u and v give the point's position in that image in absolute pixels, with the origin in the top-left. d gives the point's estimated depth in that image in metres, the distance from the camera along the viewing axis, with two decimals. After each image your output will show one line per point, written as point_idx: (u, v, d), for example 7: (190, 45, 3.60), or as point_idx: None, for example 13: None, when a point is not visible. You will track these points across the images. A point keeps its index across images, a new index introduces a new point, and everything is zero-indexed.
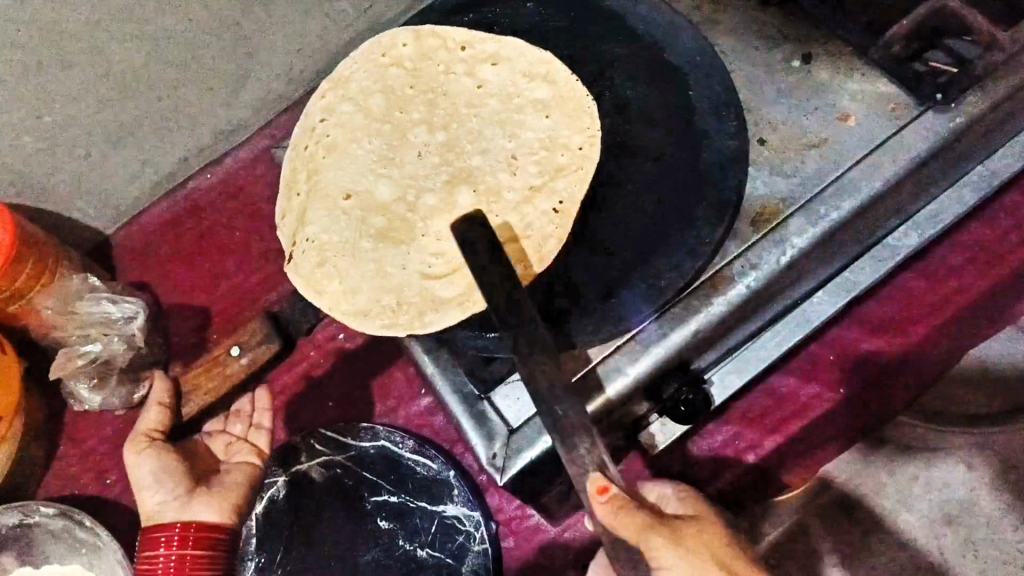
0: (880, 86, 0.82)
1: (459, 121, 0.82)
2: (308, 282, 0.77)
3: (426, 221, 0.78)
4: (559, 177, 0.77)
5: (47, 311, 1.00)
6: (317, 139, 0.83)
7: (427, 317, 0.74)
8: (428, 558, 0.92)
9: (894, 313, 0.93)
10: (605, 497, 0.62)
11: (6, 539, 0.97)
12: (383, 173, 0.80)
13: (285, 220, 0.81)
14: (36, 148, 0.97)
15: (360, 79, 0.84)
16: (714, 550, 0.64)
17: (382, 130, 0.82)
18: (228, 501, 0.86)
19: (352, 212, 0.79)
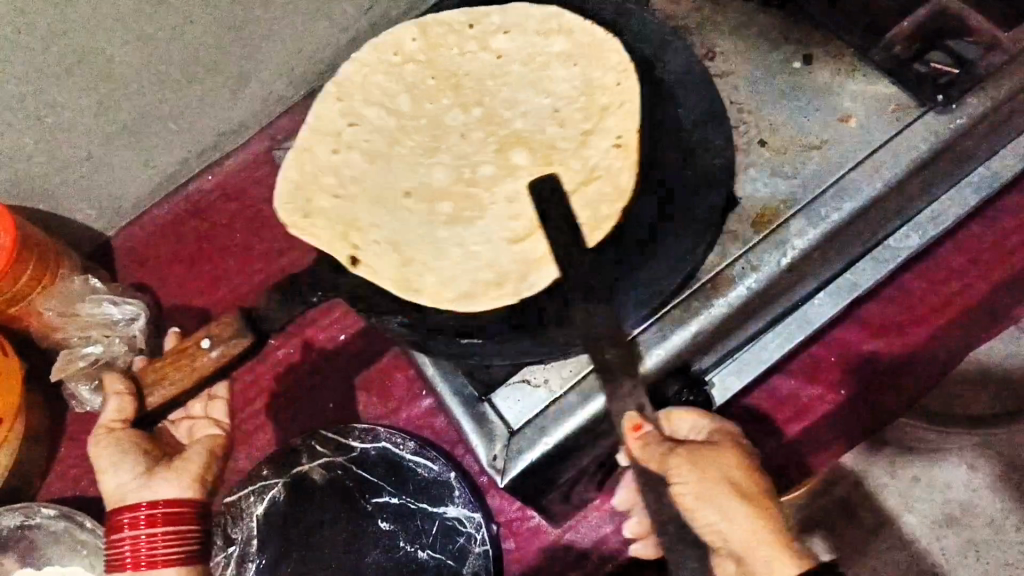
0: (881, 87, 0.82)
1: (486, 96, 0.88)
2: (399, 280, 0.75)
3: (491, 189, 0.81)
4: (606, 118, 0.81)
5: (49, 314, 1.00)
6: (348, 143, 0.85)
7: (529, 275, 0.73)
8: (428, 560, 0.92)
9: (895, 314, 0.93)
10: (639, 433, 0.65)
11: (7, 540, 0.97)
12: (430, 160, 0.85)
13: (326, 220, 0.78)
14: (37, 150, 0.97)
15: (374, 80, 0.89)
16: (726, 471, 0.66)
17: (418, 125, 0.87)
18: (186, 474, 0.79)
19: (416, 205, 0.81)
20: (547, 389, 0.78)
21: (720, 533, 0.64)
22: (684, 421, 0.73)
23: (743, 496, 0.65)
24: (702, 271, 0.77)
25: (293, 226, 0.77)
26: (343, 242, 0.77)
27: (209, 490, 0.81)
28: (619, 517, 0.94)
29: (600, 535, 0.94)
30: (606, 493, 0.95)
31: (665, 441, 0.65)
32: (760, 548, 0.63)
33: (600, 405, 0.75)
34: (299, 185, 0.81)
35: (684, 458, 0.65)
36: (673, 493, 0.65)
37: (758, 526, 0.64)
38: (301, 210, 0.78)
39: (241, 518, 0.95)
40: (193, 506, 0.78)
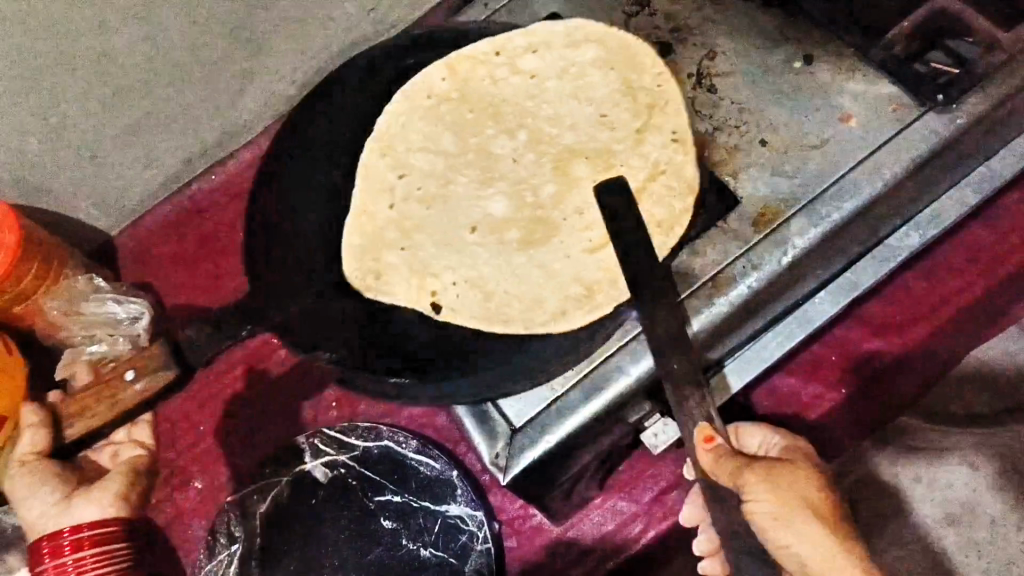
0: (881, 87, 0.82)
1: (527, 117, 0.84)
2: (487, 318, 0.76)
3: (559, 205, 0.79)
4: (657, 113, 0.81)
5: (53, 312, 1.00)
6: (404, 197, 0.83)
7: (619, 283, 0.74)
8: (431, 558, 0.92)
9: (895, 313, 0.93)
10: (710, 446, 0.64)
11: (12, 539, 0.98)
12: (485, 191, 0.82)
13: (401, 276, 0.79)
14: (41, 150, 0.97)
15: (414, 125, 0.85)
16: (802, 490, 0.64)
17: (467, 160, 0.83)
18: (113, 493, 0.94)
19: (485, 241, 0.79)
20: (548, 387, 0.78)
21: (791, 552, 0.62)
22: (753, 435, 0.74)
23: (822, 517, 0.63)
24: (703, 270, 0.77)
25: (368, 288, 0.79)
26: (421, 292, 0.78)
27: (133, 506, 0.95)
28: (620, 515, 0.95)
29: (602, 534, 0.94)
30: (607, 491, 0.95)
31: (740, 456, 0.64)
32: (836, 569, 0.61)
33: (600, 404, 0.76)
34: (365, 250, 0.81)
35: (759, 473, 0.63)
36: (746, 510, 0.63)
37: (837, 547, 0.62)
38: (373, 272, 0.80)
39: (244, 515, 0.96)
40: (119, 523, 0.92)
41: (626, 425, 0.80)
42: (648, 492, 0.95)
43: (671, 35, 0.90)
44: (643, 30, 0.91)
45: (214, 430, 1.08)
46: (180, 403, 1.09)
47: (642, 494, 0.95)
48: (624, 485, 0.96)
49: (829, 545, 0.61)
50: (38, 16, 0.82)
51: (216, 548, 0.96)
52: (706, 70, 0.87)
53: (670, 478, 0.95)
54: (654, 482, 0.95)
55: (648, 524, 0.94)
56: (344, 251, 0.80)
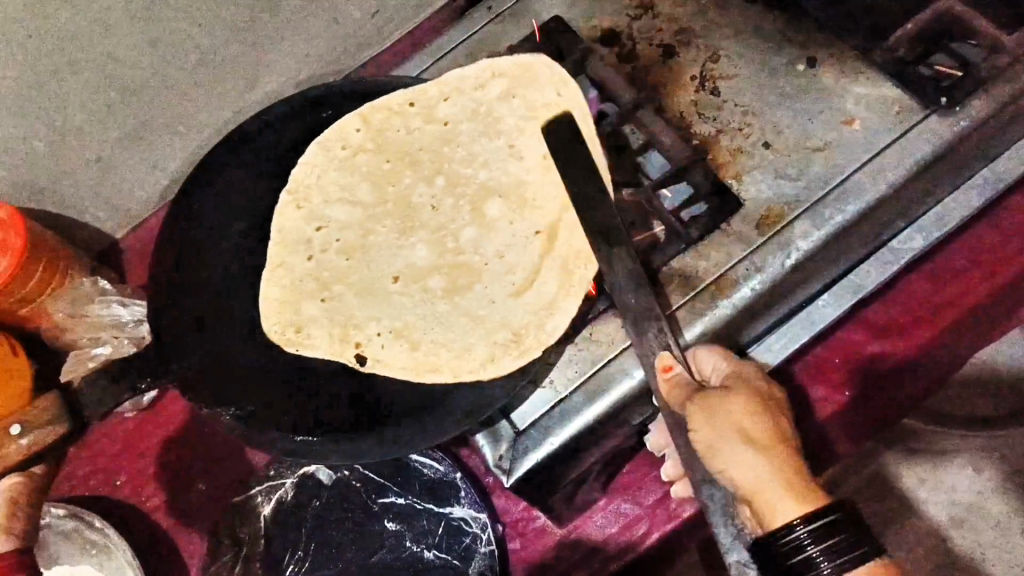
0: (884, 90, 0.82)
1: (442, 165, 0.85)
2: (416, 367, 0.76)
3: (479, 248, 0.81)
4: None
5: (59, 314, 1.01)
6: (322, 248, 0.84)
7: (548, 323, 0.76)
8: (435, 560, 0.92)
9: (899, 315, 0.93)
10: (668, 376, 0.67)
11: None
12: (406, 240, 0.83)
13: (321, 327, 0.79)
14: (47, 152, 0.98)
15: (330, 176, 0.85)
16: (747, 417, 0.65)
17: (386, 211, 0.84)
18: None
19: (407, 290, 0.81)
20: (553, 390, 0.79)
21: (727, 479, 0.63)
22: (710, 360, 0.73)
23: (762, 443, 0.64)
24: (705, 272, 0.77)
25: (288, 343, 0.78)
26: (345, 343, 0.78)
27: (19, 538, 0.91)
28: (624, 517, 0.94)
29: (604, 537, 0.94)
30: (611, 493, 0.95)
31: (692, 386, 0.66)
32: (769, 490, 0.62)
33: (605, 406, 0.77)
34: (283, 303, 0.80)
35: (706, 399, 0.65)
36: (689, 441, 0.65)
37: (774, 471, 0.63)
38: (292, 325, 0.79)
39: (249, 517, 0.98)
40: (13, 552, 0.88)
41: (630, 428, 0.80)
42: (651, 494, 0.94)
43: (675, 37, 0.90)
44: (646, 33, 0.91)
45: (216, 434, 1.08)
46: (186, 409, 1.10)
47: (646, 496, 0.95)
48: (628, 487, 0.95)
49: (765, 470, 0.62)
50: (45, 21, 0.83)
51: (219, 552, 0.96)
52: (711, 72, 0.87)
53: None
54: (659, 484, 0.95)
55: (654, 526, 0.93)
56: (264, 305, 0.79)
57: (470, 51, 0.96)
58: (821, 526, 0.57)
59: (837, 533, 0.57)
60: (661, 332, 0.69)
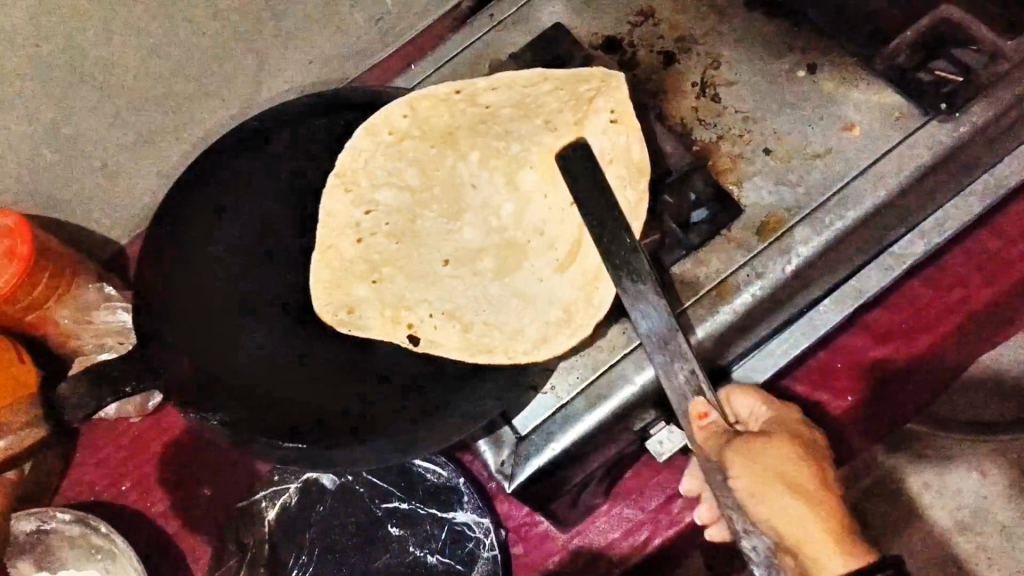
0: (885, 96, 0.82)
1: (478, 140, 0.82)
2: (469, 349, 0.76)
3: (520, 223, 0.81)
4: (595, 100, 0.77)
5: (64, 321, 1.03)
6: (371, 232, 0.83)
7: (594, 300, 0.75)
8: (438, 565, 0.93)
9: (902, 320, 0.93)
10: (703, 423, 0.67)
11: (24, 544, 0.99)
12: (453, 221, 0.83)
13: (372, 308, 0.81)
14: (54, 159, 0.99)
15: (378, 161, 0.84)
16: (777, 462, 0.67)
17: (434, 196, 0.84)
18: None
19: (458, 273, 0.81)
20: (554, 395, 0.79)
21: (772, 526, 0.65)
22: (744, 404, 0.76)
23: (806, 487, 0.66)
24: (707, 277, 0.78)
25: (342, 323, 0.80)
26: (397, 325, 0.80)
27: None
28: (627, 522, 0.95)
29: (607, 541, 0.94)
30: (614, 497, 0.95)
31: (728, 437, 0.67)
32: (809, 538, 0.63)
33: (606, 412, 0.77)
34: (331, 285, 0.81)
35: (740, 452, 0.66)
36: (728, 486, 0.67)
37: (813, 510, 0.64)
38: (344, 306, 0.81)
39: (253, 522, 0.99)
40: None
41: (632, 433, 0.81)
42: (654, 499, 0.95)
43: (675, 44, 0.90)
44: (646, 40, 0.91)
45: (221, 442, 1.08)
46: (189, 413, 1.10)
47: (649, 500, 0.95)
48: (631, 492, 0.96)
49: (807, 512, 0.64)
50: (50, 31, 0.84)
51: (225, 555, 1.00)
52: (711, 79, 0.87)
53: (676, 485, 0.95)
54: (663, 489, 0.95)
55: (656, 531, 0.94)
56: (313, 286, 0.81)
57: (471, 59, 0.96)
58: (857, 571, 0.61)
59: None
60: (692, 374, 0.67)
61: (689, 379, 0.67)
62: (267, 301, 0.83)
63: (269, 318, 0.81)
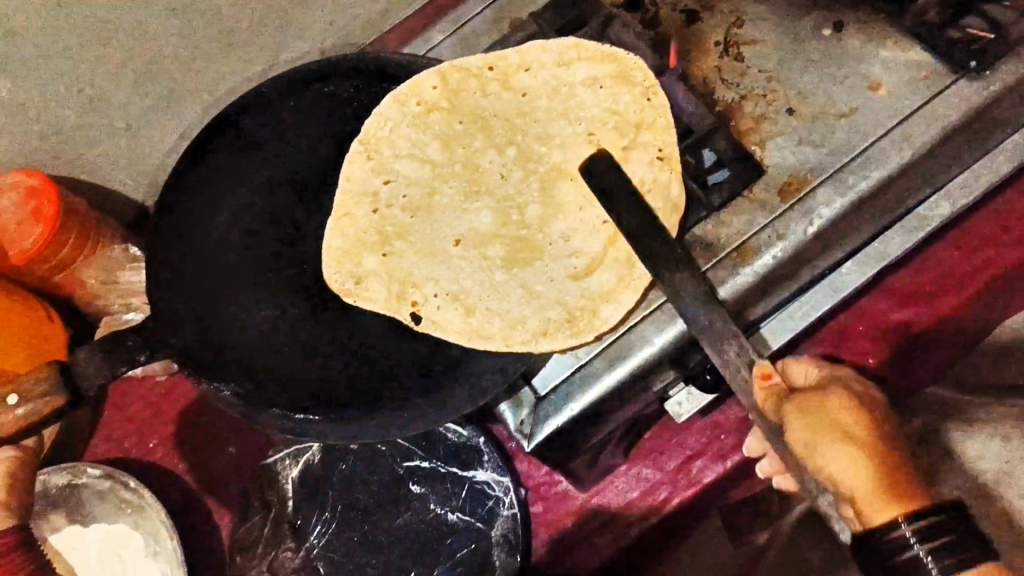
0: (912, 54, 0.81)
1: (515, 131, 0.81)
2: (468, 334, 0.76)
3: (546, 228, 0.78)
4: (642, 131, 0.78)
5: (91, 282, 1.05)
6: (388, 202, 0.82)
7: (603, 312, 0.74)
8: (458, 522, 0.95)
9: (926, 282, 0.93)
10: (767, 382, 0.63)
11: (57, 498, 1.03)
12: (469, 203, 0.80)
13: (379, 281, 0.79)
14: (76, 120, 1.00)
15: (402, 130, 0.83)
16: (836, 416, 0.65)
17: (454, 171, 0.81)
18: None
19: (468, 255, 0.79)
20: (574, 356, 0.79)
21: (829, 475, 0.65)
22: (800, 370, 0.74)
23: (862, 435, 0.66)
24: (728, 239, 0.78)
25: (349, 295, 0.79)
26: (401, 301, 0.78)
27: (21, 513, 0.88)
28: (646, 482, 0.95)
29: (626, 500, 0.95)
30: (633, 458, 0.96)
31: (788, 397, 0.64)
32: (859, 494, 0.62)
33: (624, 373, 0.77)
34: (345, 252, 0.81)
35: (796, 409, 0.64)
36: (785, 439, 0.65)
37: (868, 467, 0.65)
38: (353, 277, 0.80)
39: (277, 481, 1.01)
40: (9, 530, 0.85)
41: (651, 394, 0.81)
42: (673, 459, 0.95)
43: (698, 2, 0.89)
44: None
45: None
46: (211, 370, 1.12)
47: (668, 462, 0.95)
48: (650, 452, 0.96)
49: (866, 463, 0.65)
50: None
51: (251, 510, 1.02)
52: (734, 38, 0.86)
53: (695, 446, 0.96)
54: (681, 449, 0.96)
55: (674, 492, 0.94)
56: (325, 255, 0.81)
57: (491, 20, 0.95)
58: (931, 527, 0.57)
59: (952, 531, 0.57)
60: (743, 349, 0.63)
61: (740, 354, 0.63)
62: (289, 262, 0.83)
63: (292, 280, 0.82)
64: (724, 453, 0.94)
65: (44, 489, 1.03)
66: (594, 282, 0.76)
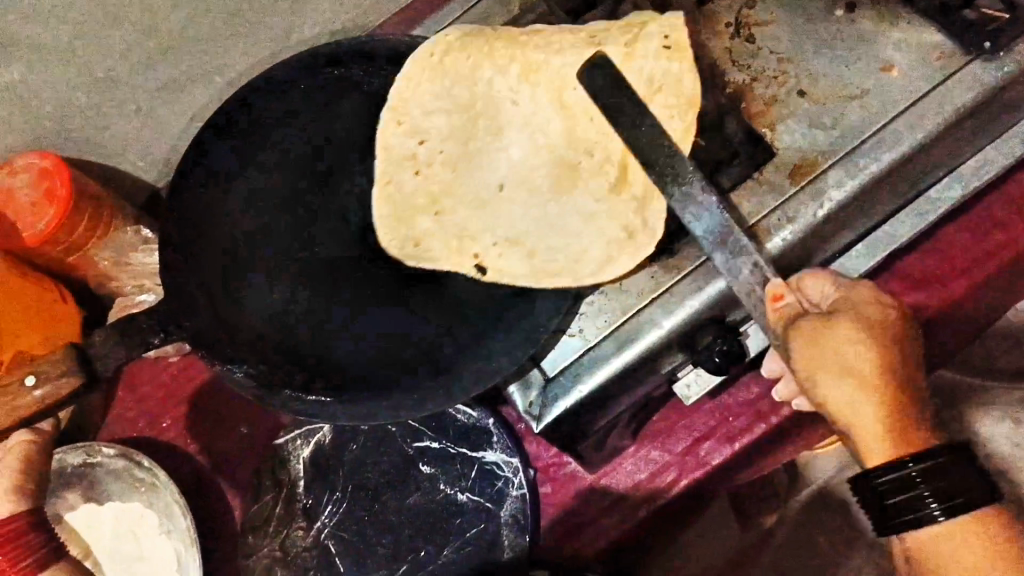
0: (925, 35, 0.80)
1: (520, 53, 0.76)
2: (534, 274, 0.77)
3: (574, 142, 0.77)
4: (643, 30, 0.72)
5: (104, 262, 1.06)
6: (427, 163, 0.82)
7: (651, 218, 0.73)
8: (467, 502, 0.96)
9: (937, 265, 0.92)
10: (777, 305, 0.66)
11: (71, 476, 1.05)
12: (504, 140, 0.79)
13: (438, 241, 0.82)
14: (88, 103, 1.01)
15: (425, 88, 0.80)
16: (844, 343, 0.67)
17: (481, 114, 0.80)
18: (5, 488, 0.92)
19: (515, 195, 0.80)
20: (582, 338, 0.79)
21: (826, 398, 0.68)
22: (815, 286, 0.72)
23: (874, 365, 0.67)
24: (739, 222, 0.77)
25: (410, 258, 0.82)
26: (463, 254, 0.81)
27: (33, 496, 0.94)
28: (654, 464, 0.96)
29: (634, 481, 0.95)
30: (641, 440, 0.96)
31: (805, 318, 0.66)
32: (866, 430, 0.66)
33: (633, 355, 0.77)
34: (396, 218, 0.83)
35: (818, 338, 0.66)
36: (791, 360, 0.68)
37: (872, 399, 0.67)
38: (410, 241, 0.83)
39: (288, 460, 1.02)
40: (22, 513, 0.90)
41: (659, 376, 0.81)
42: (681, 442, 0.96)
43: None
44: None
45: None
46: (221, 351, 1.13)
47: (676, 443, 0.96)
48: (659, 434, 0.97)
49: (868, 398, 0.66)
50: None
51: (262, 490, 1.02)
52: (746, 19, 0.84)
53: (704, 429, 0.95)
54: (688, 432, 0.96)
55: (682, 474, 0.94)
56: (376, 223, 0.83)
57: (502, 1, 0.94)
58: (925, 468, 0.64)
59: (957, 475, 0.64)
60: (756, 267, 0.67)
61: (753, 272, 0.67)
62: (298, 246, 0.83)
63: (302, 263, 0.83)
64: (733, 435, 0.94)
65: (60, 468, 1.05)
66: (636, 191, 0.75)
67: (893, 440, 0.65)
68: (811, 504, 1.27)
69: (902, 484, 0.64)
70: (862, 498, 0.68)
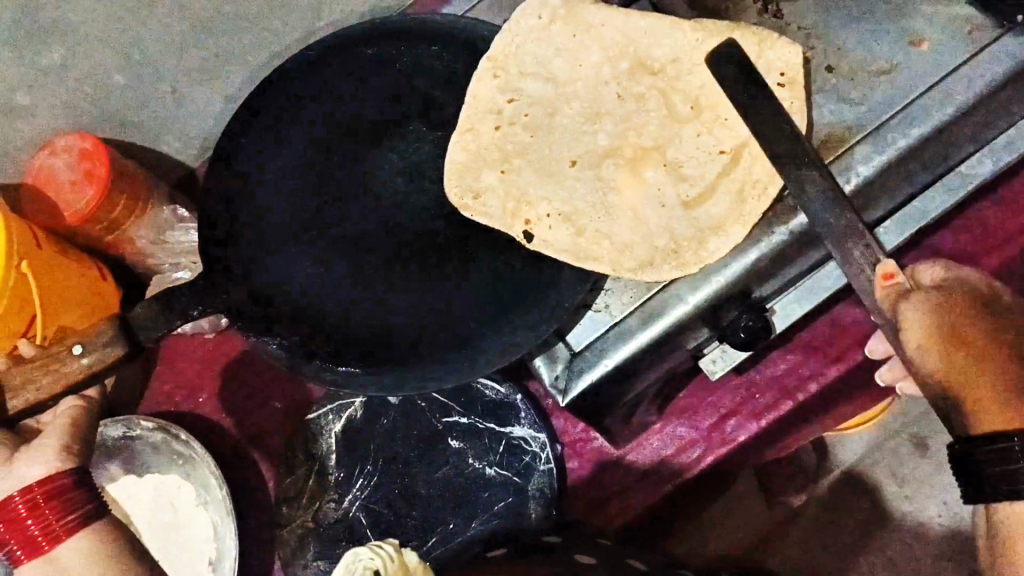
0: (957, 9, 0.79)
1: (632, 43, 0.78)
2: (577, 250, 0.77)
3: (662, 151, 0.77)
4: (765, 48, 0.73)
5: (141, 240, 1.09)
6: (512, 119, 0.82)
7: (710, 244, 0.74)
8: (496, 476, 0.98)
9: (967, 243, 0.92)
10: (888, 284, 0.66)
11: (113, 449, 1.07)
12: (592, 124, 0.79)
13: (497, 198, 0.80)
14: (127, 85, 1.04)
15: (528, 48, 0.81)
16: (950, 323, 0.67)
17: (576, 92, 0.80)
18: (53, 449, 0.88)
19: (583, 176, 0.79)
20: (608, 314, 0.79)
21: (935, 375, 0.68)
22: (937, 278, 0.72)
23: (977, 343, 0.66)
24: None
25: (465, 208, 0.80)
26: (515, 218, 0.79)
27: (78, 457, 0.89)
28: (681, 439, 0.97)
29: (660, 456, 0.97)
30: (668, 416, 0.97)
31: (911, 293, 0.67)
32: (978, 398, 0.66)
33: (658, 330, 0.77)
34: (464, 166, 0.81)
35: (923, 305, 0.67)
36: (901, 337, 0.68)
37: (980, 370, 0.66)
38: (471, 192, 0.80)
39: (320, 435, 1.04)
40: (67, 470, 0.86)
41: (684, 351, 0.81)
42: (708, 418, 0.96)
43: None
44: None
45: None
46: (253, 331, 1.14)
47: (702, 419, 0.97)
48: (684, 410, 0.97)
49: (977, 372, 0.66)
50: None
51: (295, 464, 1.04)
52: None
53: (730, 405, 0.96)
54: (715, 408, 0.96)
55: (708, 449, 0.95)
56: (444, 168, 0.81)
57: None
58: None
59: None
60: (867, 250, 0.67)
61: (865, 254, 0.67)
62: (334, 221, 0.84)
63: (331, 240, 0.84)
64: (758, 412, 0.94)
65: (101, 441, 1.07)
66: (711, 208, 0.75)
67: (998, 415, 0.64)
68: (838, 483, 1.28)
69: (1004, 453, 0.62)
70: (962, 471, 0.65)
